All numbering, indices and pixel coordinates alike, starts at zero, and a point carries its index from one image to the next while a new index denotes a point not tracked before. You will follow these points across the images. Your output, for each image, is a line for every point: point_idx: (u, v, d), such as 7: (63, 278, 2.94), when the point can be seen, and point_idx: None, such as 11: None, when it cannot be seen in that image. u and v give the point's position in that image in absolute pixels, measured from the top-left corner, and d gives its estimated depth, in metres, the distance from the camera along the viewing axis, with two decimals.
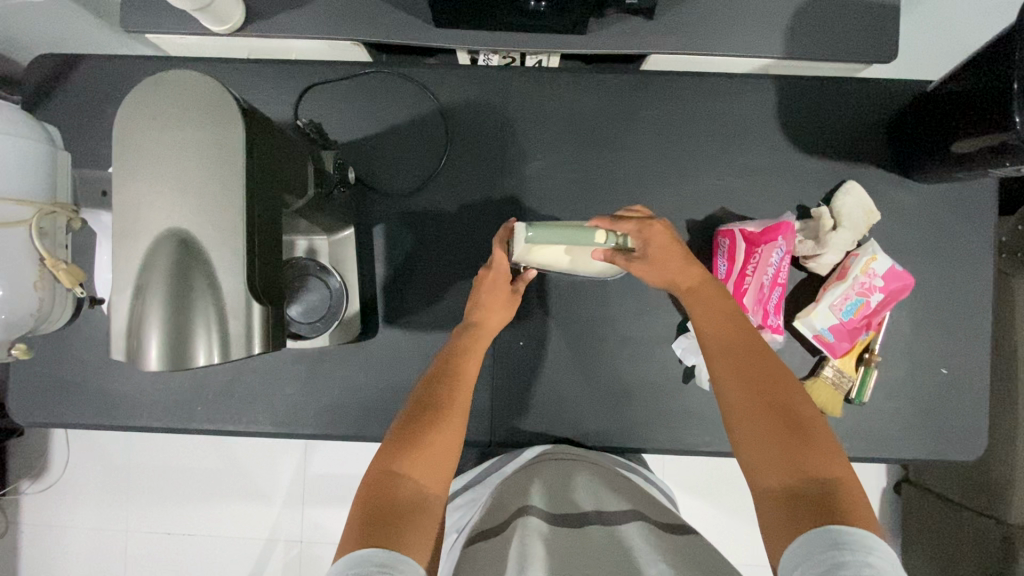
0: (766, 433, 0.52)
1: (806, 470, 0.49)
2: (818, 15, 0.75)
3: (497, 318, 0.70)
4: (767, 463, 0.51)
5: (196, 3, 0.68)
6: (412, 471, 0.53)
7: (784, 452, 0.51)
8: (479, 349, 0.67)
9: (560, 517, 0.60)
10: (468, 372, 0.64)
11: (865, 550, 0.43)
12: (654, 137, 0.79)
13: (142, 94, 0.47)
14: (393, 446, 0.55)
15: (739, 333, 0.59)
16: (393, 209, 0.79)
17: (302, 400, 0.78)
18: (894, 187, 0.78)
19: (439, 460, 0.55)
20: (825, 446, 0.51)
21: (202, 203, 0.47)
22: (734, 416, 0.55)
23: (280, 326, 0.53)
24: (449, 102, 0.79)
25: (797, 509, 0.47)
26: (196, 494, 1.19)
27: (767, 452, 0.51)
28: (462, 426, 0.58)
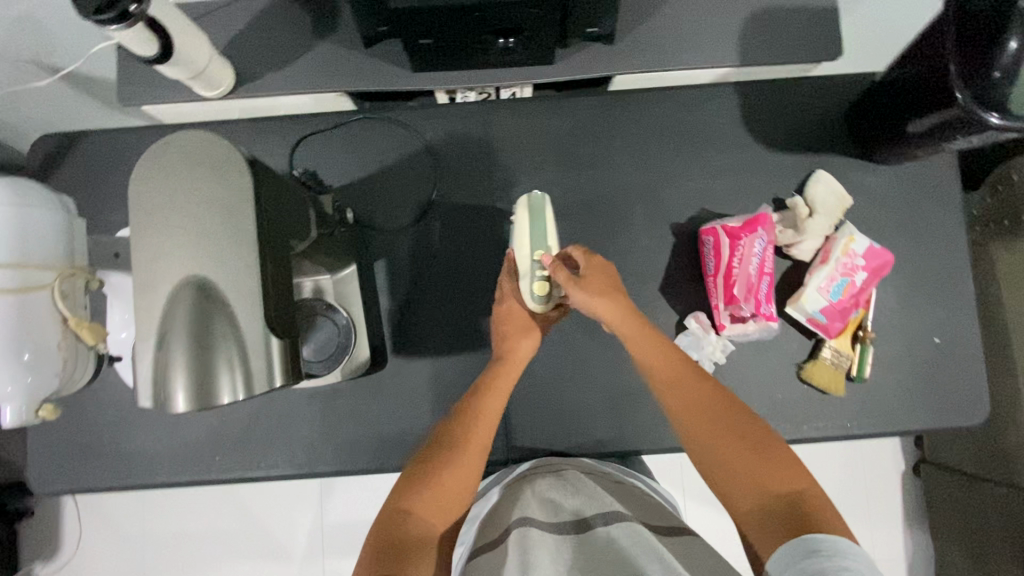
0: (731, 461, 0.60)
1: (766, 481, 0.57)
2: (765, 24, 0.82)
3: (523, 346, 0.72)
4: (736, 479, 0.58)
5: (188, 71, 0.73)
6: (420, 508, 0.58)
7: (747, 472, 0.58)
8: (509, 380, 0.70)
9: (565, 521, 0.60)
10: (490, 411, 0.66)
11: (839, 554, 0.47)
12: (630, 150, 0.83)
13: (151, 157, 0.51)
14: (402, 486, 0.60)
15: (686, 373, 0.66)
16: (390, 244, 0.82)
17: (319, 438, 0.79)
18: (861, 171, 0.82)
19: (445, 501, 0.60)
20: (781, 462, 0.57)
21: (217, 250, 0.50)
22: (705, 450, 0.62)
23: (298, 359, 0.56)
24: (434, 139, 0.84)
25: (770, 524, 0.54)
26: (213, 555, 1.17)
27: (737, 479, 0.58)
28: (474, 466, 0.63)
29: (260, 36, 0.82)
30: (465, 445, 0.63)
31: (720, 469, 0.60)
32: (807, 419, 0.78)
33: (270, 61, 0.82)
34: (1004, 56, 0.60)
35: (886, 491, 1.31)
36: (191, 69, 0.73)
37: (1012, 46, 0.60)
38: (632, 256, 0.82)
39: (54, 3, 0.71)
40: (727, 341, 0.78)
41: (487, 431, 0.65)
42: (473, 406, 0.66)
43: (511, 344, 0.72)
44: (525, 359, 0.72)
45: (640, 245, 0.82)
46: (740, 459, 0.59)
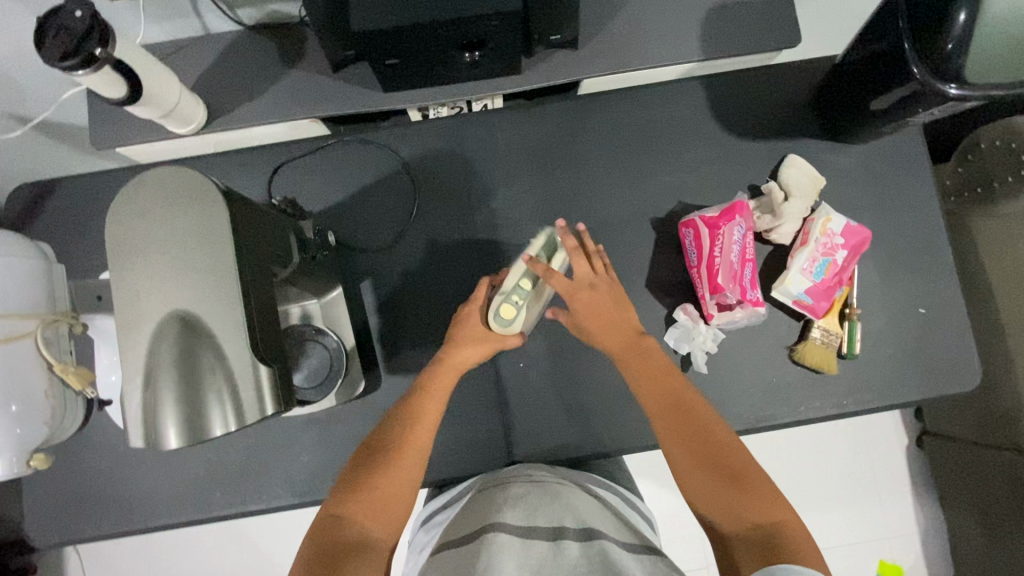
0: (711, 483, 0.60)
1: (746, 512, 0.57)
2: (723, 18, 0.84)
3: (467, 351, 0.71)
4: (713, 504, 0.59)
5: (158, 110, 0.74)
6: (360, 512, 0.59)
7: (724, 495, 0.59)
8: (448, 383, 0.70)
9: (539, 528, 0.60)
10: (428, 413, 0.67)
11: None
12: (604, 151, 0.84)
13: (125, 197, 0.51)
14: (343, 492, 0.60)
15: (679, 396, 0.66)
16: (374, 264, 0.82)
17: (319, 465, 0.78)
18: (831, 152, 0.84)
19: (388, 506, 0.60)
20: (762, 489, 0.59)
21: (198, 283, 0.50)
22: (683, 468, 0.62)
23: (289, 386, 0.55)
24: (411, 156, 0.85)
25: (751, 550, 0.55)
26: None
27: (717, 501, 0.59)
28: (415, 471, 0.63)
29: (228, 69, 0.83)
30: (404, 449, 0.63)
31: (697, 493, 0.60)
32: (802, 400, 0.79)
33: (241, 93, 0.83)
34: (956, 31, 0.58)
35: (889, 465, 1.33)
36: (162, 107, 0.74)
37: (961, 20, 0.58)
38: (615, 254, 0.82)
39: (21, 54, 0.72)
40: (718, 330, 0.79)
41: (425, 434, 0.65)
42: (412, 406, 0.67)
43: (455, 348, 0.71)
44: (470, 364, 0.72)
45: (622, 243, 0.83)
46: (721, 483, 0.59)
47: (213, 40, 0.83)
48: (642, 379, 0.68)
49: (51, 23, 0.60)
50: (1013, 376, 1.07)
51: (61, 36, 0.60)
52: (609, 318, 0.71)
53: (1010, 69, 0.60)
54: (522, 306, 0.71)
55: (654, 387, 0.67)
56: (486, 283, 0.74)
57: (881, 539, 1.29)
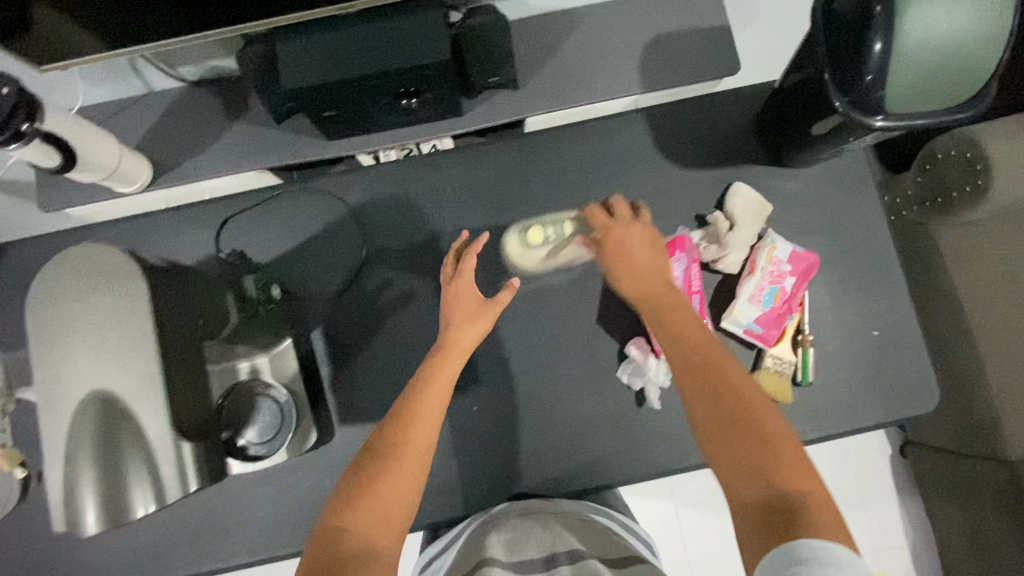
0: (732, 440, 0.54)
1: (769, 472, 0.51)
2: (661, 49, 0.84)
3: (470, 332, 0.71)
4: (732, 468, 0.53)
5: (99, 172, 0.74)
6: (358, 522, 0.55)
7: (740, 451, 0.53)
8: (449, 379, 0.67)
9: (531, 559, 0.62)
10: (431, 403, 0.64)
11: (832, 562, 0.43)
12: (551, 187, 0.85)
13: (46, 277, 0.52)
14: (341, 500, 0.57)
15: (704, 349, 0.61)
16: (324, 312, 0.82)
17: (275, 520, 0.77)
18: (778, 177, 0.83)
19: (384, 512, 0.56)
20: (786, 452, 0.52)
21: (116, 360, 0.50)
22: (703, 424, 0.56)
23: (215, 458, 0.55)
24: (358, 202, 0.85)
25: (766, 516, 0.49)
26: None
27: (737, 460, 0.53)
28: (417, 469, 0.59)
29: (171, 126, 0.83)
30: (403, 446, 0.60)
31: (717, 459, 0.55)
32: None
33: (185, 149, 0.83)
34: (873, 63, 0.58)
35: (874, 477, 1.31)
36: (101, 170, 0.74)
37: (878, 50, 0.57)
38: (568, 292, 0.82)
39: None
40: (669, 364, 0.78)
41: (427, 429, 0.62)
42: (415, 401, 0.64)
43: (455, 330, 0.71)
44: (469, 348, 0.71)
45: (574, 279, 0.82)
46: (742, 442, 0.53)
47: (155, 98, 0.83)
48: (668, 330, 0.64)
49: None
50: (986, 385, 1.07)
51: None
52: (647, 263, 0.70)
53: (929, 97, 0.59)
54: (550, 243, 0.82)
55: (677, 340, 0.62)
56: (473, 254, 0.75)
57: (870, 552, 1.27)
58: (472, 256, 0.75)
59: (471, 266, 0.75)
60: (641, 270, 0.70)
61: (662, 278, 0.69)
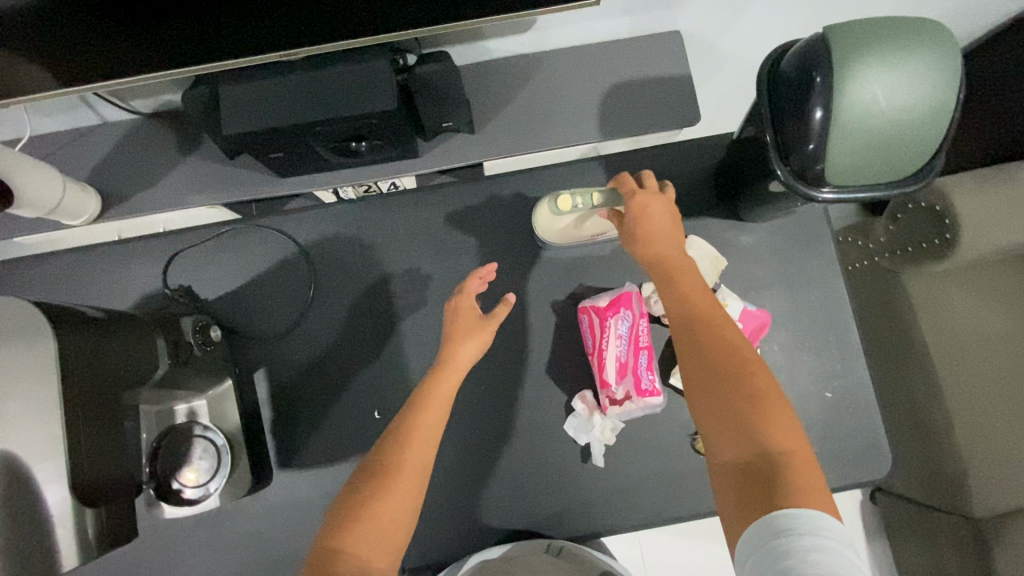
0: (722, 408, 0.55)
1: (757, 434, 0.52)
2: (621, 98, 0.84)
3: (466, 348, 0.72)
4: (722, 435, 0.54)
5: (40, 208, 0.73)
6: (354, 533, 0.55)
7: (729, 416, 0.54)
8: (445, 399, 0.68)
9: None
10: (427, 415, 0.65)
11: (811, 533, 0.45)
12: (505, 232, 0.84)
13: None
14: (340, 520, 0.57)
15: (700, 318, 0.61)
16: (270, 352, 0.81)
17: (207, 566, 0.76)
18: (735, 231, 0.83)
19: (383, 532, 0.56)
20: (774, 421, 0.53)
21: (20, 423, 0.49)
22: (695, 391, 0.58)
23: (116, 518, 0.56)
24: (310, 241, 0.84)
25: (748, 483, 0.51)
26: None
27: (724, 426, 0.55)
28: (418, 472, 0.61)
29: (123, 158, 0.82)
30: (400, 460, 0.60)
31: (708, 424, 0.56)
32: (707, 491, 0.77)
33: (136, 182, 0.82)
34: (813, 131, 0.57)
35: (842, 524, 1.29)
36: (42, 206, 0.73)
37: (817, 119, 0.57)
38: (517, 341, 0.81)
39: None
40: (616, 420, 0.77)
41: (422, 444, 0.63)
42: (411, 415, 0.65)
43: (455, 346, 0.72)
44: (468, 362, 0.72)
45: (524, 327, 0.81)
46: (731, 411, 0.55)
47: (109, 130, 0.83)
48: (670, 297, 0.65)
49: None
50: (952, 439, 1.05)
51: None
52: (661, 230, 0.69)
53: (864, 169, 0.59)
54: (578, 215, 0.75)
55: (677, 308, 0.63)
56: (477, 278, 0.76)
57: None
58: (476, 280, 0.76)
59: (473, 286, 0.76)
60: (660, 239, 0.69)
61: (670, 246, 0.69)
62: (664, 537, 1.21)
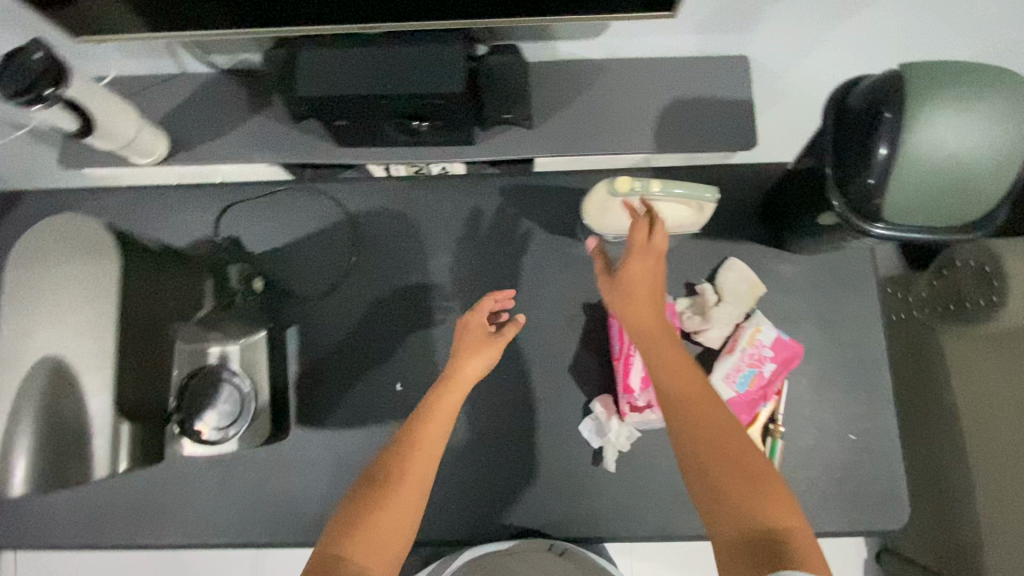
0: (722, 476, 0.56)
1: (754, 505, 0.54)
2: (680, 114, 0.85)
3: (474, 362, 0.70)
4: (720, 504, 0.55)
5: (115, 142, 0.77)
6: (356, 548, 0.57)
7: (728, 485, 0.56)
8: (449, 413, 0.67)
9: None
10: (430, 431, 0.65)
11: None
12: (548, 229, 0.85)
13: (35, 235, 0.56)
14: (338, 528, 0.59)
15: (693, 382, 0.62)
16: (302, 312, 0.83)
17: (215, 508, 0.77)
18: (777, 259, 0.82)
19: (384, 540, 0.58)
20: (772, 493, 0.55)
21: (78, 333, 0.53)
22: (690, 455, 0.58)
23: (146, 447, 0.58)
24: (358, 211, 0.86)
25: (750, 548, 0.52)
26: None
27: (723, 493, 0.56)
28: (419, 486, 0.62)
29: (196, 108, 0.86)
30: (403, 477, 0.62)
31: (703, 490, 0.57)
32: None
33: (204, 132, 0.86)
34: (875, 168, 0.57)
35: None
36: (118, 140, 0.77)
37: (882, 156, 0.57)
38: (544, 336, 0.82)
39: None
40: (633, 428, 0.77)
41: (424, 459, 0.64)
42: (414, 431, 0.65)
43: (461, 360, 0.71)
44: (476, 375, 0.71)
45: (552, 324, 0.82)
46: (734, 479, 0.56)
47: (186, 79, 0.86)
48: (658, 358, 0.64)
49: (10, 63, 0.63)
50: (972, 507, 1.02)
51: (12, 76, 0.63)
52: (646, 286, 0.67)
53: (925, 210, 0.58)
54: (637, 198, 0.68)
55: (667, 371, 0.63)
56: (491, 297, 0.74)
57: None
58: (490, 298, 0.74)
59: (488, 303, 0.74)
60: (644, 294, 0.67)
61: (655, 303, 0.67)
62: (658, 562, 1.19)
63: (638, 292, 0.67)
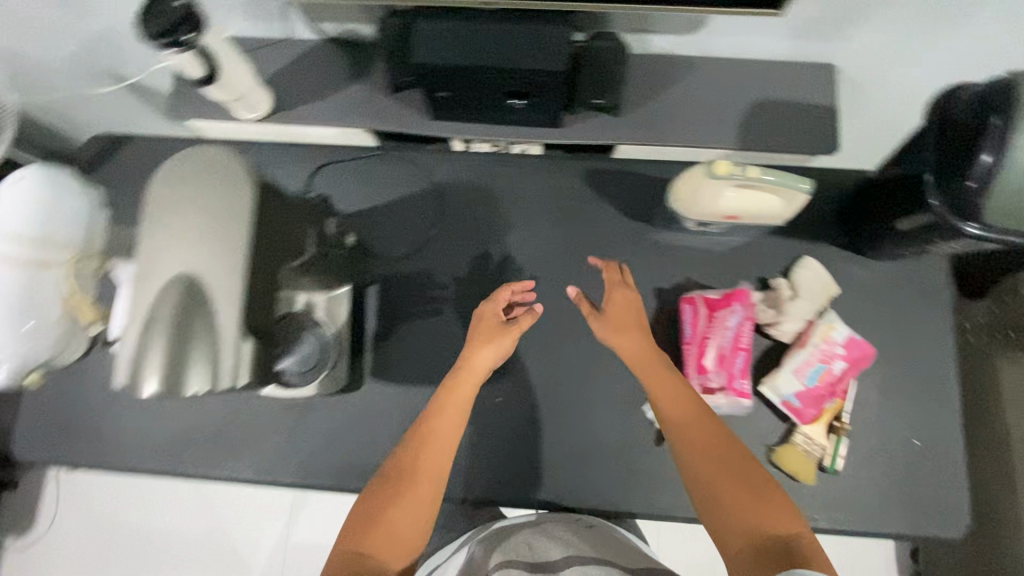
0: (734, 495, 0.59)
1: (764, 518, 0.57)
2: (763, 115, 0.87)
3: (485, 351, 0.72)
4: (734, 519, 0.58)
5: (229, 94, 0.81)
6: (366, 539, 0.58)
7: (737, 500, 0.58)
8: (459, 405, 0.69)
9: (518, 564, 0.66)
10: (441, 423, 0.67)
11: None
12: (625, 214, 0.87)
13: (170, 165, 0.57)
14: (352, 520, 0.60)
15: (691, 408, 0.66)
16: (384, 271, 0.86)
17: (285, 449, 0.80)
18: (851, 263, 0.83)
19: (389, 532, 0.59)
20: (778, 506, 0.58)
21: (213, 253, 0.55)
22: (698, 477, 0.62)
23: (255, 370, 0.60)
24: (444, 181, 0.90)
25: (767, 559, 0.54)
26: (201, 534, 1.34)
27: (734, 510, 0.58)
28: (431, 478, 0.63)
29: (298, 71, 0.90)
30: (415, 468, 0.63)
31: (719, 510, 0.59)
32: None
33: (303, 94, 0.89)
34: (978, 170, 0.60)
35: None
36: (231, 92, 0.81)
37: (984, 162, 0.60)
38: None
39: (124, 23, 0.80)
40: None
41: (437, 448, 0.65)
42: (425, 423, 0.67)
43: (472, 351, 0.73)
44: (490, 364, 0.73)
45: None
46: (745, 495, 0.58)
47: (291, 42, 0.90)
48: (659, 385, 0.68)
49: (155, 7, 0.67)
50: None
51: (157, 19, 0.67)
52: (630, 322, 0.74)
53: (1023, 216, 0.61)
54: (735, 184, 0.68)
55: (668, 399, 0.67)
56: (507, 288, 0.76)
57: None
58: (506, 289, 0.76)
59: (504, 293, 0.76)
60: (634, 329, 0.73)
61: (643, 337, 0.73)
62: None
63: (625, 328, 0.73)
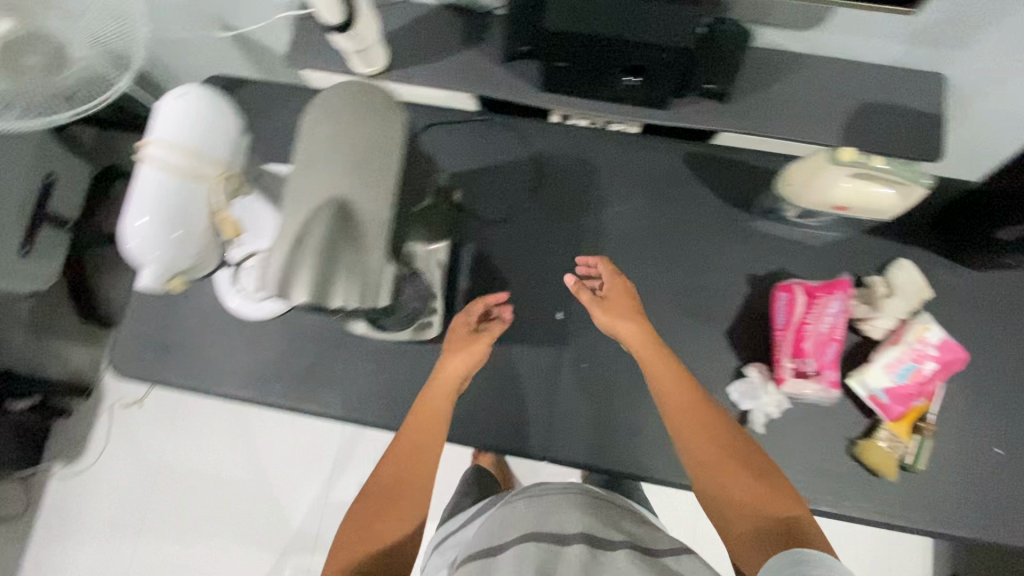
0: (730, 483, 0.65)
1: (755, 504, 0.63)
2: (868, 116, 0.88)
3: (455, 360, 0.75)
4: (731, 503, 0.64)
5: (355, 44, 0.82)
6: (372, 542, 0.65)
7: (735, 485, 0.64)
8: (440, 402, 0.73)
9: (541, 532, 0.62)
10: (423, 427, 0.72)
11: (826, 566, 0.54)
12: (722, 200, 0.88)
13: (326, 98, 0.60)
14: (350, 526, 0.66)
15: (688, 403, 0.69)
16: (480, 232, 0.89)
17: (373, 391, 0.82)
18: (945, 269, 0.84)
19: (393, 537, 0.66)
20: (773, 487, 0.63)
21: (364, 181, 0.57)
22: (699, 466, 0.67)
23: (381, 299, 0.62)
24: (544, 151, 0.92)
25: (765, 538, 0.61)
26: (240, 480, 1.36)
27: (733, 495, 0.64)
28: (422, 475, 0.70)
29: (414, 32, 0.92)
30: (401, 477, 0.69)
31: (716, 496, 0.65)
32: (851, 497, 0.77)
33: (418, 55, 0.92)
34: None
35: None
36: (358, 43, 0.82)
37: None
38: (705, 299, 0.84)
39: None
40: (784, 397, 0.79)
41: (426, 450, 0.71)
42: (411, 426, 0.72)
43: (444, 361, 0.75)
44: (467, 370, 0.76)
45: (715, 289, 0.85)
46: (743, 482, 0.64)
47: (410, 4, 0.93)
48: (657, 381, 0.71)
49: None
50: None
51: None
52: (632, 314, 0.75)
53: None
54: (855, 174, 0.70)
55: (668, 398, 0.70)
56: (479, 304, 0.78)
57: None
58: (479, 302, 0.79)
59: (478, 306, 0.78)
60: (629, 325, 0.74)
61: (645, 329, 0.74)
62: None
63: (621, 315, 0.74)
